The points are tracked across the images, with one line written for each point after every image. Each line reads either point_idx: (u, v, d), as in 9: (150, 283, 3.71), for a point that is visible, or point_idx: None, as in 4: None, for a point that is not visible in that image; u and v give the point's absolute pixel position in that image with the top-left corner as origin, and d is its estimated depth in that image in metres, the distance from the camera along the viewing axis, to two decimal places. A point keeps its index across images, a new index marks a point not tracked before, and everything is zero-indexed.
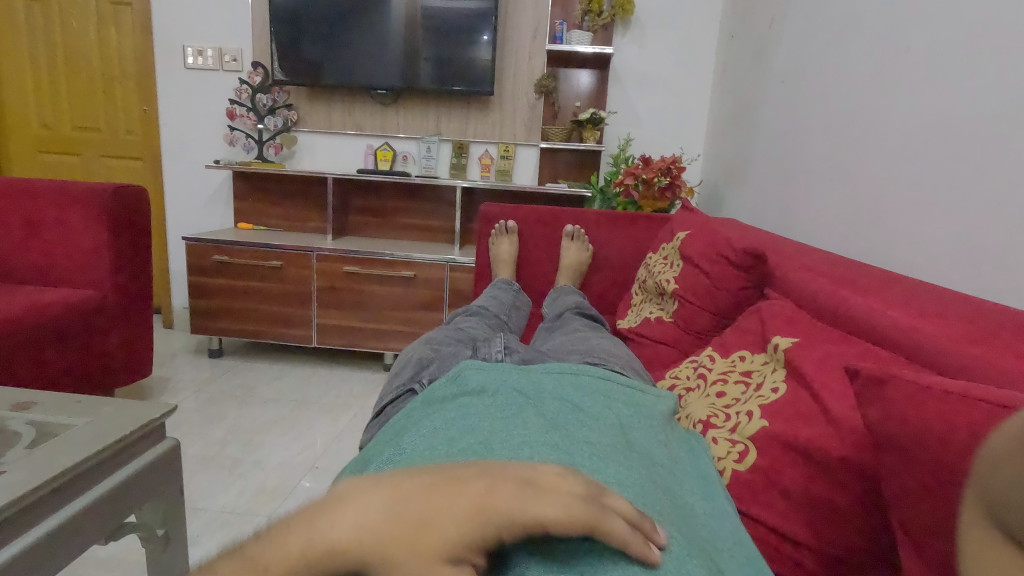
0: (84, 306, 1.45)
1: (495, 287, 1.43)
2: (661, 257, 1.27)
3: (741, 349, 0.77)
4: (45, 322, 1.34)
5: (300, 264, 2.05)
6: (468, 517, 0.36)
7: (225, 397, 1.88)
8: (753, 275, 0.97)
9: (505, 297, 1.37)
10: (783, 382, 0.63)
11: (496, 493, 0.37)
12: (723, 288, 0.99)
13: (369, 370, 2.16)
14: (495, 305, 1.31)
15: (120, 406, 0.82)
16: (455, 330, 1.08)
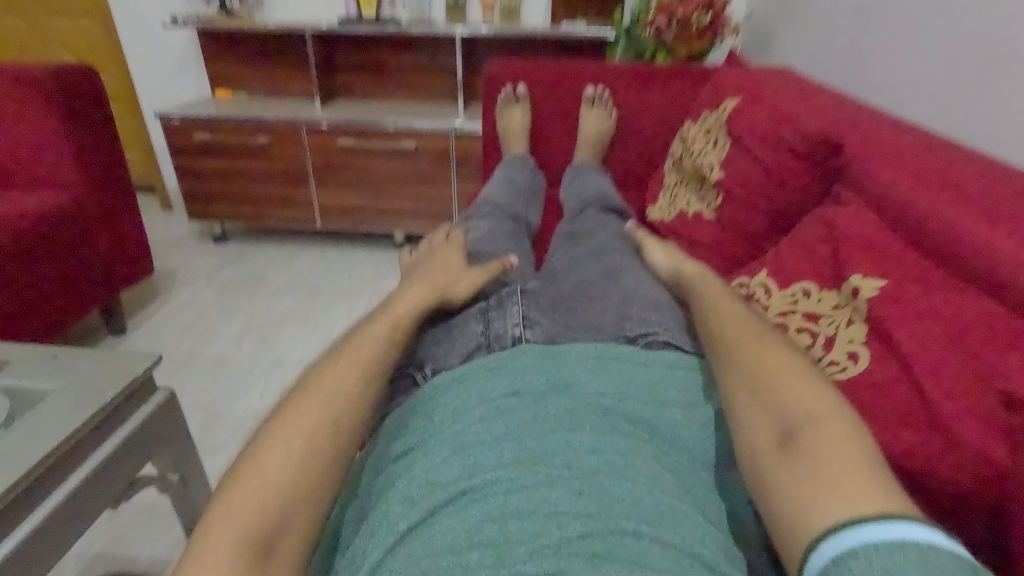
0: (64, 213, 1.34)
1: (506, 166, 1.26)
2: (701, 131, 1.06)
3: (803, 280, 0.65)
4: (23, 237, 1.24)
5: (291, 140, 1.85)
6: (436, 285, 0.84)
7: (235, 287, 1.84)
8: (823, 167, 0.79)
9: (516, 184, 1.22)
10: (862, 348, 0.56)
11: (441, 278, 0.86)
12: (785, 184, 0.81)
13: (380, 249, 2.06)
14: (507, 199, 1.17)
15: (99, 362, 0.74)
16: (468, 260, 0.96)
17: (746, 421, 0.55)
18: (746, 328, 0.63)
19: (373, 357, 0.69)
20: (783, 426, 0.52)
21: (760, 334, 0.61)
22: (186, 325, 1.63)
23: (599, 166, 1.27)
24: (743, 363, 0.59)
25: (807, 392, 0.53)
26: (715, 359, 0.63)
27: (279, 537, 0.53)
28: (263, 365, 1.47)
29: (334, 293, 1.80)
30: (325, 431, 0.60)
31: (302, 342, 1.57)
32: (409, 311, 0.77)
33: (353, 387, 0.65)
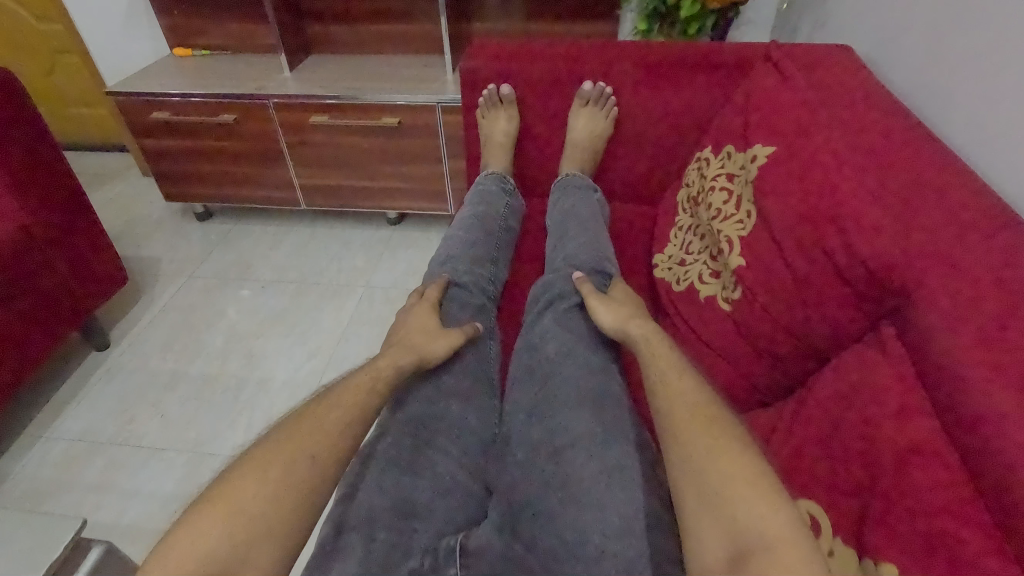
0: (16, 248, 1.23)
1: (480, 195, 1.03)
2: (720, 173, 0.85)
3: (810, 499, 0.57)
4: None
5: (257, 117, 1.63)
6: (421, 329, 0.80)
7: (221, 282, 1.73)
8: (875, 303, 0.60)
9: (492, 222, 1.00)
10: None
11: (422, 323, 0.82)
12: (820, 309, 0.63)
13: (373, 225, 1.90)
14: (482, 246, 0.96)
15: (11, 540, 0.66)
16: (403, 413, 0.75)
17: (697, 526, 0.55)
18: (696, 408, 0.63)
19: (357, 400, 0.71)
20: (732, 537, 0.53)
21: (708, 422, 0.61)
22: (170, 336, 1.56)
23: (595, 184, 1.06)
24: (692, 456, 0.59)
25: (753, 499, 0.54)
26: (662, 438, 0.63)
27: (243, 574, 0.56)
28: (249, 389, 1.40)
29: (321, 288, 1.68)
30: (302, 468, 0.63)
31: (289, 356, 1.48)
32: (396, 360, 0.76)
33: (334, 428, 0.67)
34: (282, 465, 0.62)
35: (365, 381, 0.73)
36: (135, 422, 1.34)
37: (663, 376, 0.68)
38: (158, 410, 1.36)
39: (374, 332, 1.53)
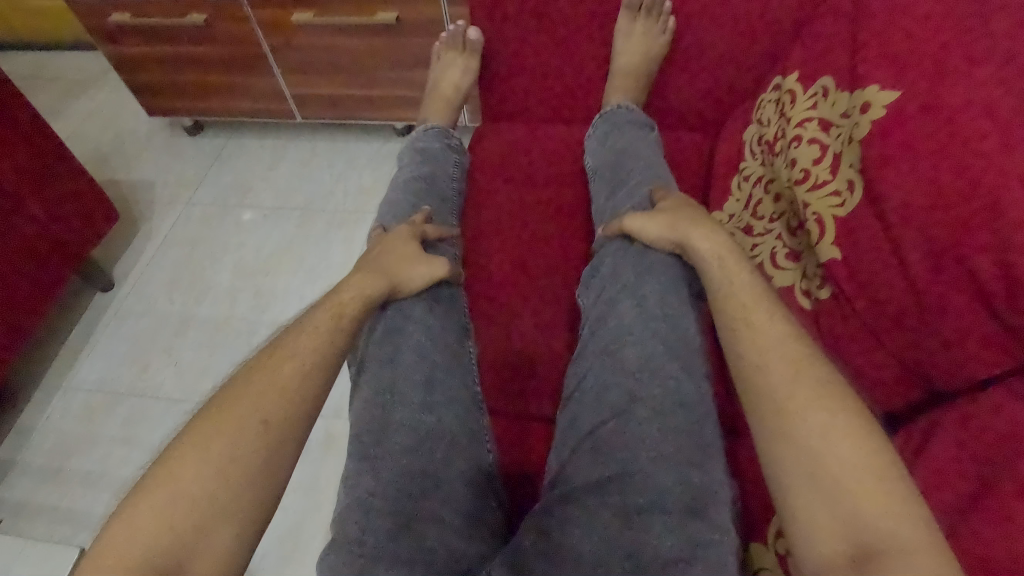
0: None
1: (421, 156, 0.94)
2: (808, 120, 0.65)
3: None
4: None
5: (231, 15, 1.38)
6: (392, 263, 0.74)
7: (220, 209, 1.59)
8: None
9: (442, 186, 0.91)
10: None
11: (391, 256, 0.75)
12: (942, 341, 0.49)
13: (379, 136, 1.69)
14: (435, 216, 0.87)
15: None
16: (404, 439, 0.65)
17: (807, 520, 0.46)
18: (798, 365, 0.52)
19: (314, 349, 0.63)
20: (849, 539, 0.44)
21: (815, 387, 0.50)
22: (175, 272, 1.47)
23: (650, 120, 0.87)
24: (804, 428, 0.49)
25: (870, 489, 0.45)
26: (751, 403, 0.53)
27: (190, 562, 0.50)
28: (262, 332, 1.33)
29: (329, 216, 1.53)
30: (252, 434, 0.55)
31: (299, 295, 1.38)
32: (366, 288, 0.70)
33: (291, 381, 0.59)
34: (229, 436, 0.55)
35: (322, 325, 0.65)
36: (149, 372, 1.29)
37: (753, 322, 0.56)
38: (171, 359, 1.31)
39: None
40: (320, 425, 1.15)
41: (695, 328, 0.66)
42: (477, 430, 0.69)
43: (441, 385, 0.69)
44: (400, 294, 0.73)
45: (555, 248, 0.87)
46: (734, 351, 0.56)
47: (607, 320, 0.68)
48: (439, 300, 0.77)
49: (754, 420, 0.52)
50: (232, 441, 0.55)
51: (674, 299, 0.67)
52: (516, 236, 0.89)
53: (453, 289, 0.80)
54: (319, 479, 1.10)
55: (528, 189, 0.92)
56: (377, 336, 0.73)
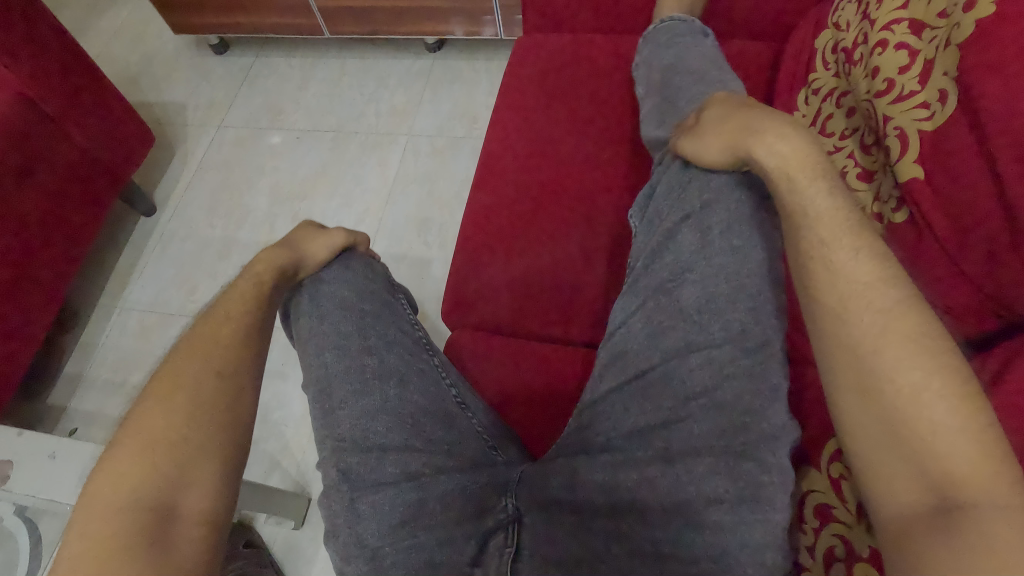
0: (25, 123, 1.11)
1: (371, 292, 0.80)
2: (895, 24, 0.58)
3: None
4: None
5: None
6: (294, 238, 0.72)
7: (253, 131, 1.57)
8: None
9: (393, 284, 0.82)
10: None
11: (300, 232, 0.73)
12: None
13: (409, 53, 1.61)
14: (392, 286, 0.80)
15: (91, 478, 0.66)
16: (363, 384, 0.65)
17: (881, 477, 0.47)
18: (889, 317, 0.49)
19: (245, 307, 0.67)
20: (931, 491, 0.44)
21: (901, 340, 0.48)
22: (213, 196, 1.48)
23: (707, 28, 0.80)
24: (886, 385, 0.48)
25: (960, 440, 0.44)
26: (828, 352, 0.51)
27: (184, 491, 0.55)
28: None
29: (361, 139, 1.50)
30: (210, 384, 0.61)
31: (336, 219, 1.38)
32: (271, 261, 0.69)
33: (234, 335, 0.65)
34: (188, 388, 0.61)
35: (247, 290, 0.68)
36: (197, 296, 1.33)
37: (833, 264, 0.52)
38: (216, 283, 1.34)
39: (423, 192, 1.39)
40: None
41: (763, 256, 0.58)
42: (428, 367, 0.68)
43: (374, 330, 0.68)
44: (307, 268, 0.71)
45: (603, 168, 0.84)
46: (815, 302, 0.53)
47: (665, 251, 0.63)
48: (358, 258, 0.74)
49: (838, 367, 0.51)
50: (191, 392, 0.60)
51: (690, 240, 0.61)
52: (562, 156, 0.85)
53: (371, 249, 0.77)
54: None
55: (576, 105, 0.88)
56: (302, 302, 0.71)
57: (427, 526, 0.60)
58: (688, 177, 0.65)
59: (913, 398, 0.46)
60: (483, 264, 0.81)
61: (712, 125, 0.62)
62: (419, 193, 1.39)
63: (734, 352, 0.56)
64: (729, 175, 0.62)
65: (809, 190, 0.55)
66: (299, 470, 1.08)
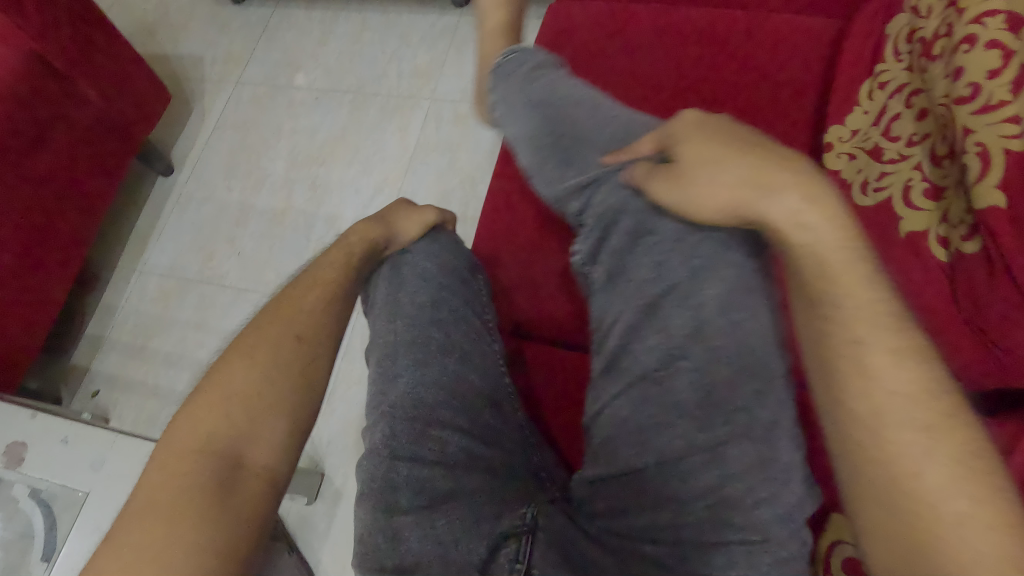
0: (37, 83, 1.08)
1: None
2: (986, 19, 0.51)
3: None
4: (8, 133, 1.04)
5: None
6: (387, 218, 0.72)
7: (271, 89, 1.52)
8: None
9: None
10: None
11: (395, 211, 0.73)
12: None
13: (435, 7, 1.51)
14: None
15: (104, 465, 0.66)
16: (428, 357, 0.62)
17: (882, 527, 0.45)
18: (912, 393, 0.46)
19: (339, 273, 0.66)
20: (934, 540, 0.42)
21: (925, 424, 0.45)
22: (231, 158, 1.44)
23: (559, 59, 0.75)
24: (910, 466, 0.44)
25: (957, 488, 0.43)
26: (836, 393, 0.48)
27: (247, 449, 0.53)
28: (319, 227, 1.32)
29: (382, 101, 1.43)
30: (288, 346, 0.59)
31: (355, 188, 1.34)
32: (365, 234, 0.69)
33: (320, 300, 0.63)
34: (269, 345, 0.59)
35: (343, 257, 0.67)
36: (216, 262, 1.32)
37: (859, 341, 0.48)
38: (234, 249, 1.33)
39: (444, 161, 1.33)
40: None
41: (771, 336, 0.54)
42: (492, 352, 0.65)
43: (449, 303, 0.65)
44: (396, 244, 0.70)
45: None
46: (830, 382, 0.49)
47: (642, 330, 0.57)
48: (446, 234, 0.72)
49: (843, 406, 0.48)
50: (268, 351, 0.59)
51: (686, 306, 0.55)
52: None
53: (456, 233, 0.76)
54: None
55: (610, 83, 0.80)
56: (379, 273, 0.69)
57: (450, 513, 0.55)
58: (677, 236, 0.58)
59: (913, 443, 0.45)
60: (503, 259, 0.78)
61: (703, 178, 0.56)
62: (440, 163, 1.33)
63: (745, 447, 0.50)
64: (729, 234, 0.56)
65: (821, 266, 0.51)
66: (313, 445, 1.09)
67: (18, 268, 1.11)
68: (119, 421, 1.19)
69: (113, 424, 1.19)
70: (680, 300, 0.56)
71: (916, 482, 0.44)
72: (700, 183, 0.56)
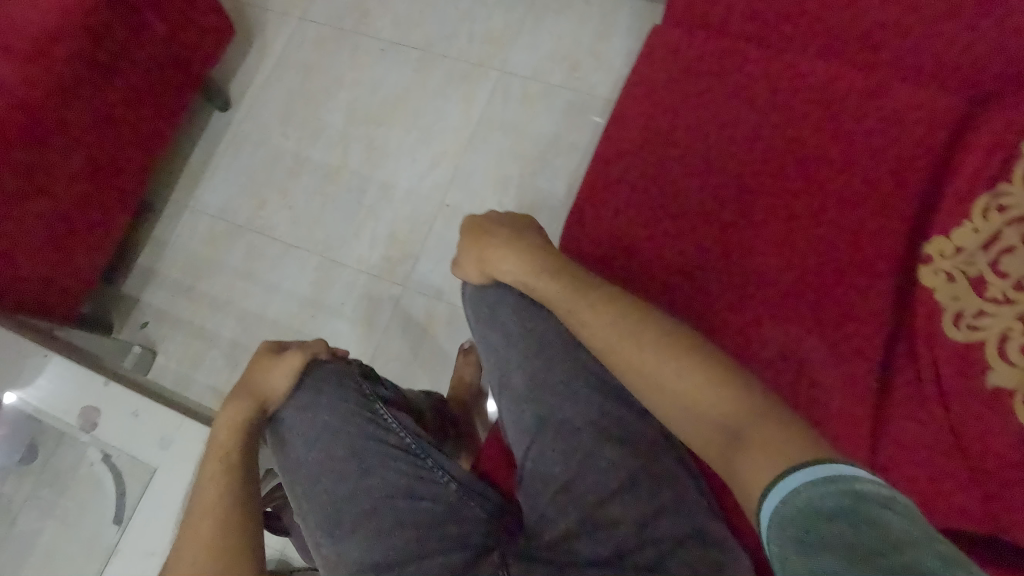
0: (113, 24, 1.03)
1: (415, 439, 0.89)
2: None
3: None
4: (82, 76, 1.02)
5: None
6: (250, 381, 0.73)
7: (335, 32, 1.45)
8: None
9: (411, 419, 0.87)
10: None
11: (252, 369, 0.74)
12: None
13: None
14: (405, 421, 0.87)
15: (171, 446, 0.71)
16: (364, 501, 0.66)
17: (707, 446, 0.57)
18: (630, 334, 0.62)
19: (225, 465, 0.66)
20: (729, 433, 0.55)
21: (672, 359, 0.59)
22: (288, 102, 1.40)
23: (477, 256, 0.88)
24: (643, 381, 0.60)
25: (712, 396, 0.57)
26: (617, 369, 0.63)
27: None
28: (371, 192, 1.30)
29: (449, 65, 1.37)
30: (202, 568, 0.59)
31: (412, 157, 1.31)
32: (238, 409, 0.71)
33: (209, 512, 0.62)
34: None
35: (222, 442, 0.69)
36: (266, 211, 1.32)
37: (584, 324, 0.65)
38: (286, 201, 1.33)
39: (505, 143, 1.29)
40: (422, 303, 1.21)
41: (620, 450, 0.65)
42: (428, 474, 0.68)
43: (365, 451, 0.69)
44: (276, 399, 0.73)
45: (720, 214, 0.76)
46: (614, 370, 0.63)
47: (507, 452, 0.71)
48: (320, 369, 0.75)
49: (622, 374, 0.62)
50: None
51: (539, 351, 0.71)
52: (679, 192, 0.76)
53: (331, 349, 0.77)
54: (418, 353, 1.18)
55: (709, 129, 0.77)
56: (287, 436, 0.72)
57: None
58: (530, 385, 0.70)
59: (664, 375, 0.59)
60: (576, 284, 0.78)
61: (495, 263, 0.71)
62: (501, 144, 1.29)
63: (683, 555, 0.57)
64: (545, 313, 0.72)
65: (550, 285, 0.68)
66: None
67: (83, 200, 1.12)
68: (166, 356, 1.25)
69: (160, 358, 1.25)
70: (509, 343, 0.72)
71: (689, 402, 0.58)
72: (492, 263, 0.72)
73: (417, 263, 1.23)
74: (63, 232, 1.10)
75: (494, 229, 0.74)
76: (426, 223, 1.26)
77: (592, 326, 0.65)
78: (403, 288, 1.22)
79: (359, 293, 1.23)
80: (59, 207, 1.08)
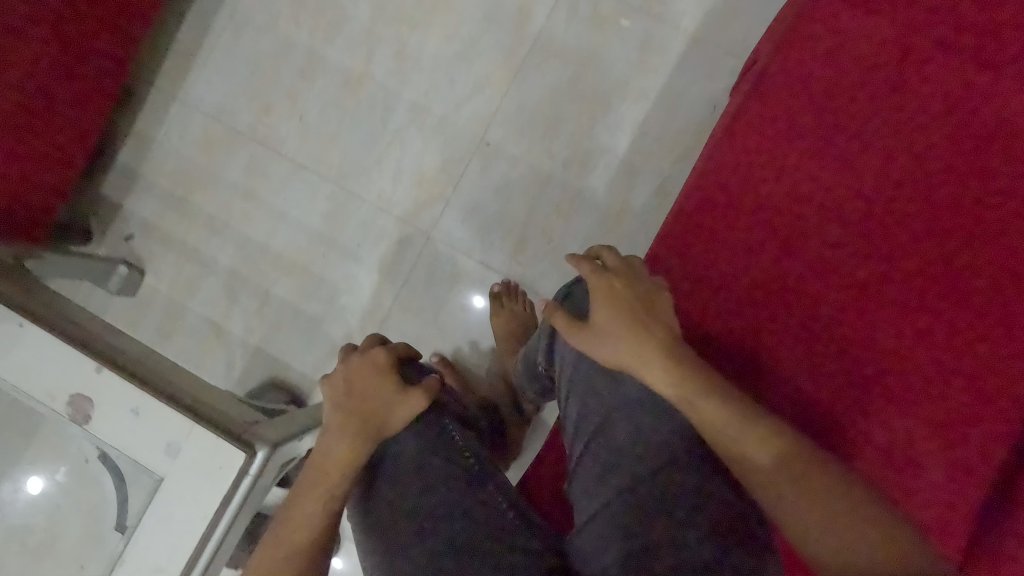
0: None
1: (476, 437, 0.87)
2: None
3: None
4: None
5: None
6: (377, 391, 0.66)
7: None
8: None
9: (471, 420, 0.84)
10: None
11: (377, 376, 0.67)
12: None
13: None
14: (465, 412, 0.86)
15: (180, 455, 0.62)
16: (417, 518, 0.60)
17: None
18: (793, 472, 0.53)
19: (331, 467, 0.62)
20: None
21: (841, 506, 0.50)
22: None
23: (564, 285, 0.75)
24: (794, 520, 0.51)
25: (890, 557, 0.47)
26: (768, 496, 0.53)
27: None
28: (398, 114, 1.10)
29: None
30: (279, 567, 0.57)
31: (451, 76, 1.10)
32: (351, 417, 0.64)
33: (306, 512, 0.60)
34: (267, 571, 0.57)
35: (329, 442, 0.63)
36: (272, 118, 1.12)
37: (730, 441, 0.55)
38: (295, 110, 1.12)
39: (565, 75, 1.08)
40: (450, 257, 1.08)
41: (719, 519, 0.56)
42: (491, 501, 0.62)
43: (432, 465, 0.64)
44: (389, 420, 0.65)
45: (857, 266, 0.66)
46: (765, 500, 0.53)
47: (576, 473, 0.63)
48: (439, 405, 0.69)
49: (771, 503, 0.52)
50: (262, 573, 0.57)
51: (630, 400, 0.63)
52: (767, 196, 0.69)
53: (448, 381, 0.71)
54: (439, 313, 1.08)
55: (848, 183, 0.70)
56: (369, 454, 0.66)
57: None
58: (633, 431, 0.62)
59: (831, 522, 0.50)
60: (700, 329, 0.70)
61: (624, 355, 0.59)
62: (559, 76, 1.08)
63: None
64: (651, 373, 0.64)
65: (693, 394, 0.56)
66: None
67: (47, 90, 0.90)
68: (156, 277, 1.12)
69: (150, 280, 1.12)
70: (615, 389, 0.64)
71: (855, 562, 0.48)
72: (610, 348, 0.60)
73: (449, 209, 1.08)
74: (23, 128, 0.88)
75: (624, 300, 0.61)
76: (461, 162, 1.09)
77: (740, 440, 0.54)
78: (430, 236, 1.08)
79: (378, 235, 1.09)
80: (21, 98, 0.85)
